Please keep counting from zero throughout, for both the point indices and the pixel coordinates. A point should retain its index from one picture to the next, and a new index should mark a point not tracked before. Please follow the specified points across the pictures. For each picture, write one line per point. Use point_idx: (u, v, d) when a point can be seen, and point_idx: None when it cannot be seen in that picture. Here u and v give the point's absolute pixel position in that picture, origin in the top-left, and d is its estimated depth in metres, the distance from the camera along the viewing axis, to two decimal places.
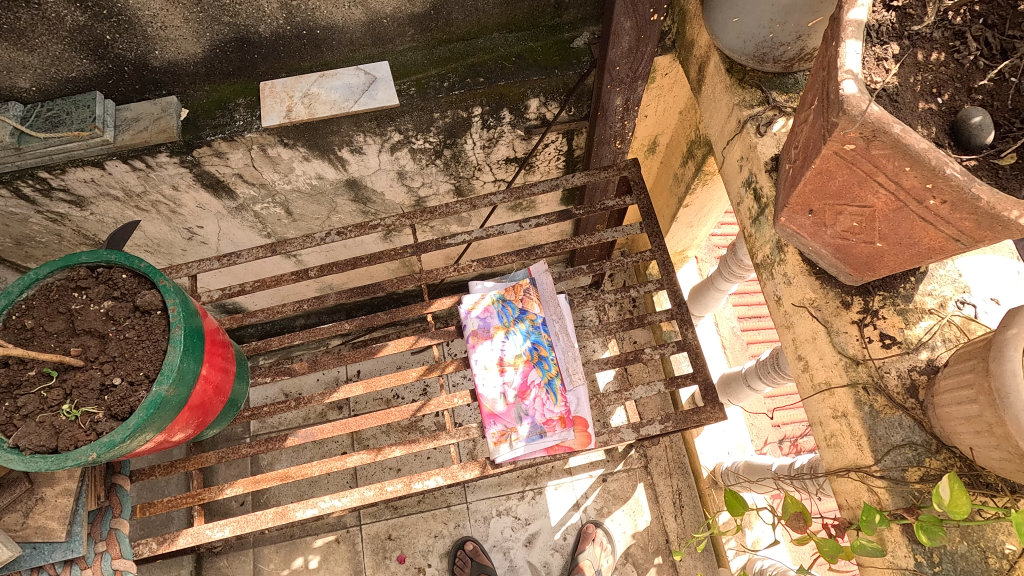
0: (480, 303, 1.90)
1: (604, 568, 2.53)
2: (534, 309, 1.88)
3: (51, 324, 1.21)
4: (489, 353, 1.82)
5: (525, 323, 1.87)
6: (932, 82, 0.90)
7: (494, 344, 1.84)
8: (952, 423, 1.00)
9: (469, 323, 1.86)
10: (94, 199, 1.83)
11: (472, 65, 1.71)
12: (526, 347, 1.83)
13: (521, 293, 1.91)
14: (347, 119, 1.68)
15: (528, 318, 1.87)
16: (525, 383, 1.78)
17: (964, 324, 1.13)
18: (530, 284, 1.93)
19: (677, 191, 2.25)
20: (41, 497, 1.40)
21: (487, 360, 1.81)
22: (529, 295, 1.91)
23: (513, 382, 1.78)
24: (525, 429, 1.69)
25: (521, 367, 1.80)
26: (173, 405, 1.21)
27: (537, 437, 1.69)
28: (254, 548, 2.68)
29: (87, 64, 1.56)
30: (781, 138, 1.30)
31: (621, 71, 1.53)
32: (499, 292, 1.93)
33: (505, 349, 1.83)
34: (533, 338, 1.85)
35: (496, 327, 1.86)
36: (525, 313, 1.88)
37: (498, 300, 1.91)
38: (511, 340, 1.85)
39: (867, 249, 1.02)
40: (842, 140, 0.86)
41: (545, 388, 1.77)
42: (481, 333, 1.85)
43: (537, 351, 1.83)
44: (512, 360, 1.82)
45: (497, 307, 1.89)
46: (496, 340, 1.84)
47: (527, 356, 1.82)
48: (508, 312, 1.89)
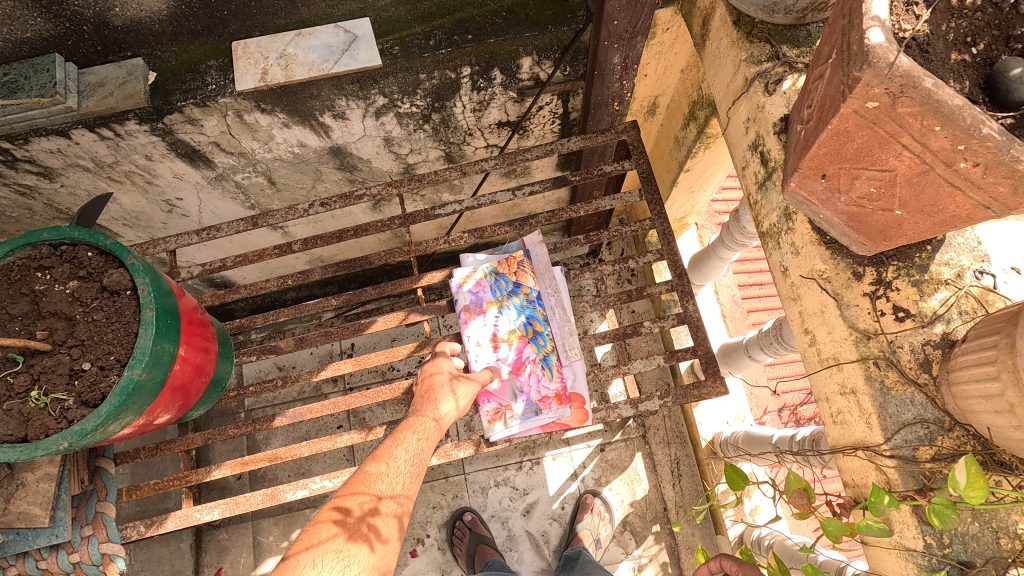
0: (473, 276, 1.81)
1: (603, 536, 2.50)
2: (528, 282, 1.80)
3: (14, 306, 1.14)
4: (482, 329, 1.74)
5: (520, 297, 1.79)
6: (966, 30, 0.81)
7: (487, 319, 1.76)
8: (969, 401, 0.95)
9: (461, 297, 1.79)
10: (63, 170, 1.73)
11: (460, 21, 1.60)
12: (521, 322, 1.76)
13: (515, 266, 1.82)
14: (327, 82, 1.58)
15: (523, 292, 1.79)
16: (520, 360, 1.71)
17: (982, 295, 1.06)
18: (524, 257, 1.84)
19: (678, 155, 2.15)
20: (21, 482, 1.36)
21: (480, 335, 1.74)
22: (523, 267, 1.82)
23: (507, 358, 1.72)
24: (519, 407, 1.67)
25: (516, 343, 1.73)
26: (149, 389, 1.15)
27: (532, 414, 1.67)
28: (253, 521, 2.68)
29: (43, 24, 1.45)
30: (791, 96, 1.21)
31: (619, 26, 1.41)
32: (492, 265, 1.84)
33: (499, 324, 1.75)
34: (527, 312, 1.77)
35: (490, 302, 1.78)
36: (520, 287, 1.80)
37: (491, 273, 1.82)
38: (505, 315, 1.77)
39: (885, 217, 0.94)
40: (864, 97, 0.77)
41: (541, 364, 1.71)
42: (474, 307, 1.77)
43: (532, 325, 1.76)
44: (506, 336, 1.74)
45: (490, 280, 1.81)
46: (489, 314, 1.76)
47: (522, 331, 1.75)
48: (502, 285, 1.80)
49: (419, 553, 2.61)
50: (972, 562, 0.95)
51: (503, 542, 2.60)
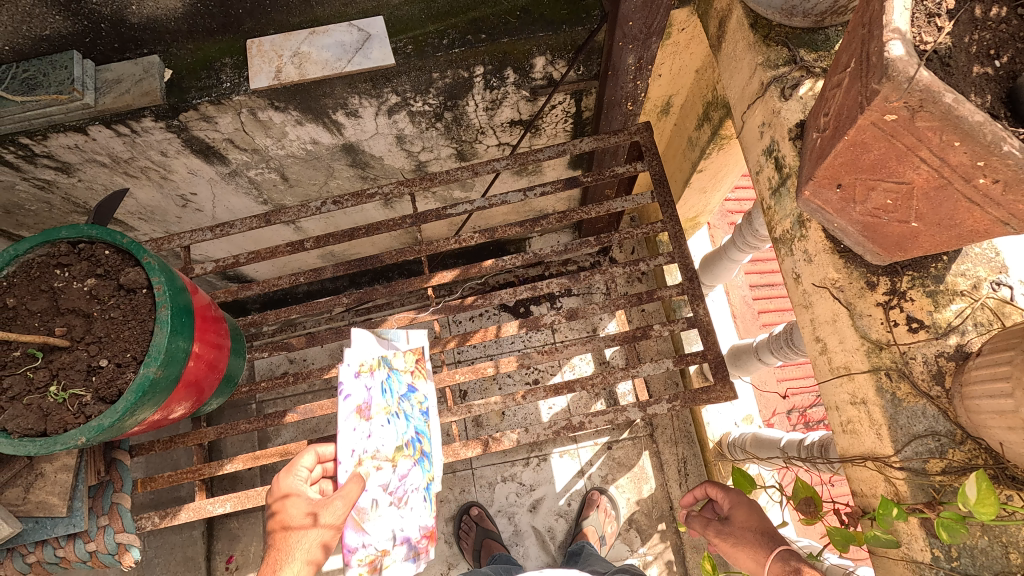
0: (366, 369, 1.59)
1: (608, 533, 2.49)
2: (422, 388, 1.63)
3: (33, 302, 1.16)
4: (361, 442, 1.53)
5: (411, 405, 1.61)
6: (990, 42, 0.80)
7: (375, 432, 1.55)
8: (982, 415, 0.94)
9: (352, 392, 1.55)
10: (80, 165, 1.76)
11: (473, 20, 1.59)
12: (410, 437, 1.59)
13: (417, 363, 1.65)
14: (341, 80, 1.58)
15: (416, 399, 1.62)
16: (400, 487, 1.56)
17: (999, 307, 1.05)
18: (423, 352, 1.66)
19: (691, 155, 2.14)
20: (40, 472, 1.39)
21: (360, 449, 1.53)
22: (421, 365, 1.65)
23: (389, 482, 1.55)
24: (393, 549, 1.55)
25: (400, 462, 1.57)
26: (164, 385, 1.17)
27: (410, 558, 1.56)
28: (263, 511, 2.72)
29: (61, 22, 1.47)
30: (807, 102, 1.19)
31: (634, 27, 1.39)
32: (386, 356, 1.63)
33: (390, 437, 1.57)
34: (415, 427, 1.60)
35: (382, 407, 1.57)
36: (413, 393, 1.62)
37: (387, 368, 1.62)
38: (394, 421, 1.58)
39: (901, 228, 0.93)
40: (882, 110, 0.76)
41: (422, 493, 1.59)
42: (369, 408, 1.56)
43: (423, 458, 1.58)
44: (389, 452, 1.55)
45: (382, 377, 1.61)
46: (376, 424, 1.56)
47: (406, 449, 1.58)
48: (404, 390, 1.62)
49: None
50: None
51: (509, 536, 2.62)
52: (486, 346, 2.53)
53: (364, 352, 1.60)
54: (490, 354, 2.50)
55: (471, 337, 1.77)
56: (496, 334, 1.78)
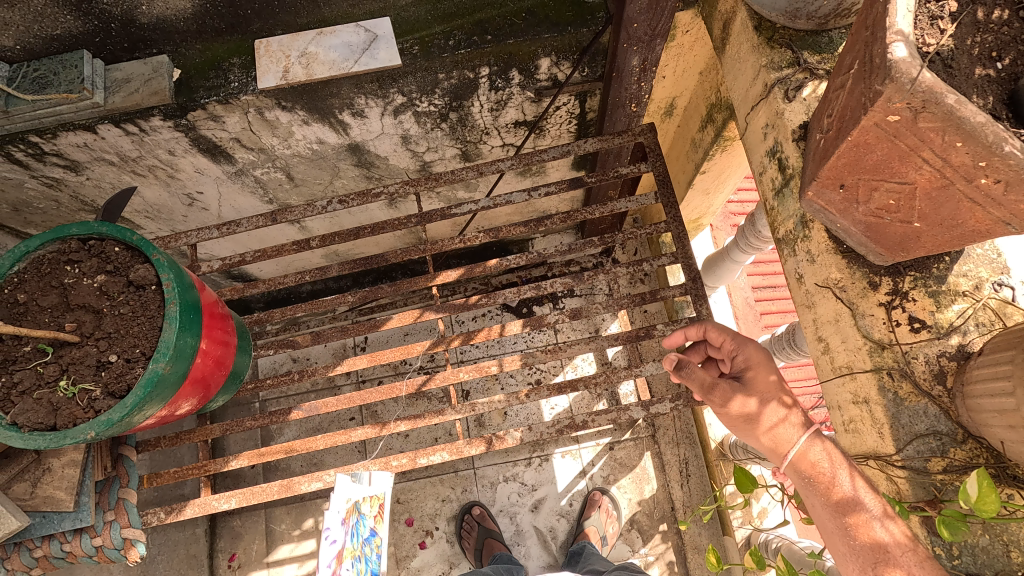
0: (344, 506, 1.52)
1: (610, 534, 2.49)
2: (381, 532, 1.72)
3: (44, 298, 1.18)
4: (329, 551, 1.48)
5: (369, 551, 1.68)
6: (992, 44, 0.81)
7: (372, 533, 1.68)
8: (983, 414, 0.95)
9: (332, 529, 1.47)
10: (89, 163, 1.77)
11: (479, 22, 1.60)
12: (359, 556, 1.62)
13: (379, 508, 1.67)
14: (347, 80, 1.59)
15: (375, 542, 1.71)
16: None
17: (1000, 307, 1.06)
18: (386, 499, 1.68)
19: (694, 157, 2.15)
20: (48, 467, 1.41)
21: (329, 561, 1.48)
22: (379, 512, 1.69)
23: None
24: None
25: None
26: (172, 381, 1.19)
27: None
28: (266, 509, 2.72)
29: (72, 22, 1.48)
30: (811, 104, 1.20)
31: (639, 29, 1.40)
32: (360, 502, 1.58)
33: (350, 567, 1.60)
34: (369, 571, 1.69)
35: (350, 551, 1.54)
36: (373, 536, 1.70)
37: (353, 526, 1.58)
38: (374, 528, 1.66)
39: (903, 228, 0.94)
40: (885, 111, 0.77)
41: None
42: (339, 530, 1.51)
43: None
44: (345, 558, 1.53)
45: (351, 519, 1.56)
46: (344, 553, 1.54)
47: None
48: (366, 535, 1.64)
49: (428, 545, 2.65)
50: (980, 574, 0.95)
51: (511, 536, 2.63)
52: (489, 346, 2.55)
53: (356, 484, 1.57)
54: (493, 354, 2.51)
55: (475, 336, 1.78)
56: (499, 333, 1.79)
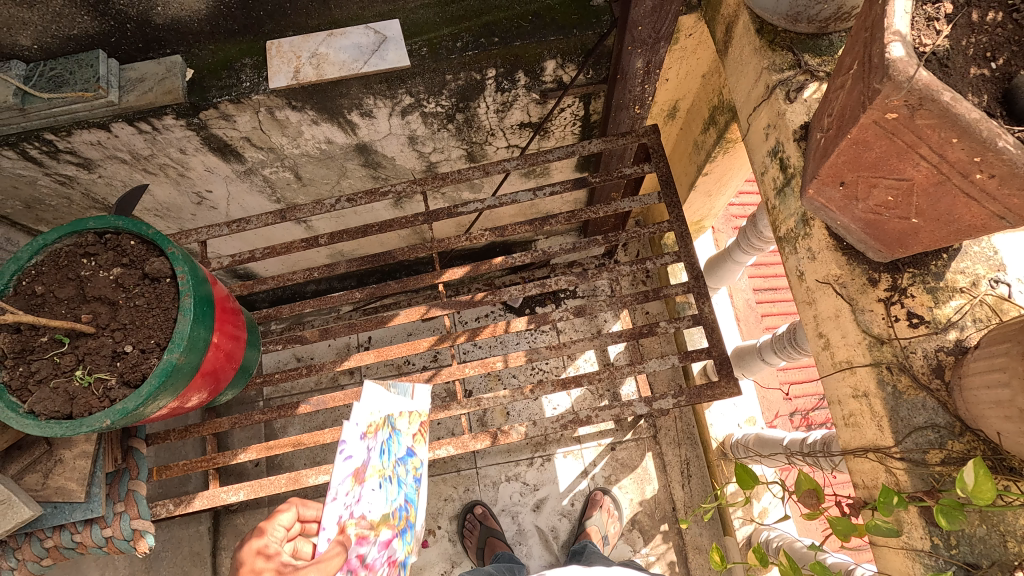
0: (382, 413, 1.33)
1: (611, 534, 2.50)
2: (416, 454, 1.53)
3: (61, 290, 1.21)
4: (359, 504, 1.23)
5: (405, 468, 1.46)
6: (987, 45, 0.84)
7: (352, 499, 1.21)
8: (979, 406, 0.97)
9: (377, 448, 1.30)
10: (101, 161, 1.80)
11: (487, 24, 1.64)
12: (389, 477, 1.37)
13: (413, 423, 1.52)
14: (357, 81, 1.62)
15: (411, 464, 1.50)
16: (382, 561, 1.30)
17: (997, 304, 1.08)
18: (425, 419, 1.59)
19: (697, 158, 2.17)
20: (59, 459, 1.43)
21: (353, 514, 1.21)
22: (417, 428, 1.54)
23: (371, 553, 1.26)
24: None
25: (384, 532, 1.32)
26: (185, 372, 1.22)
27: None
28: (270, 507, 2.72)
29: (88, 22, 1.52)
30: (812, 104, 1.23)
31: (643, 32, 1.44)
32: (392, 414, 1.40)
33: (359, 441, 1.22)
34: (405, 496, 1.45)
35: (376, 468, 1.30)
36: (410, 457, 1.50)
37: (388, 424, 1.37)
38: (362, 446, 1.23)
39: (901, 224, 0.97)
40: (884, 109, 0.80)
41: (394, 567, 1.37)
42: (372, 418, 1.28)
43: (389, 480, 1.37)
44: (371, 471, 1.28)
45: (387, 435, 1.37)
46: (370, 486, 1.27)
47: (392, 518, 1.36)
48: (402, 452, 1.45)
49: (430, 543, 2.66)
50: (979, 564, 0.97)
51: (514, 536, 2.63)
52: (492, 346, 2.58)
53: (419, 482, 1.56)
54: (496, 353, 2.54)
55: (480, 333, 1.81)
56: (504, 330, 1.81)
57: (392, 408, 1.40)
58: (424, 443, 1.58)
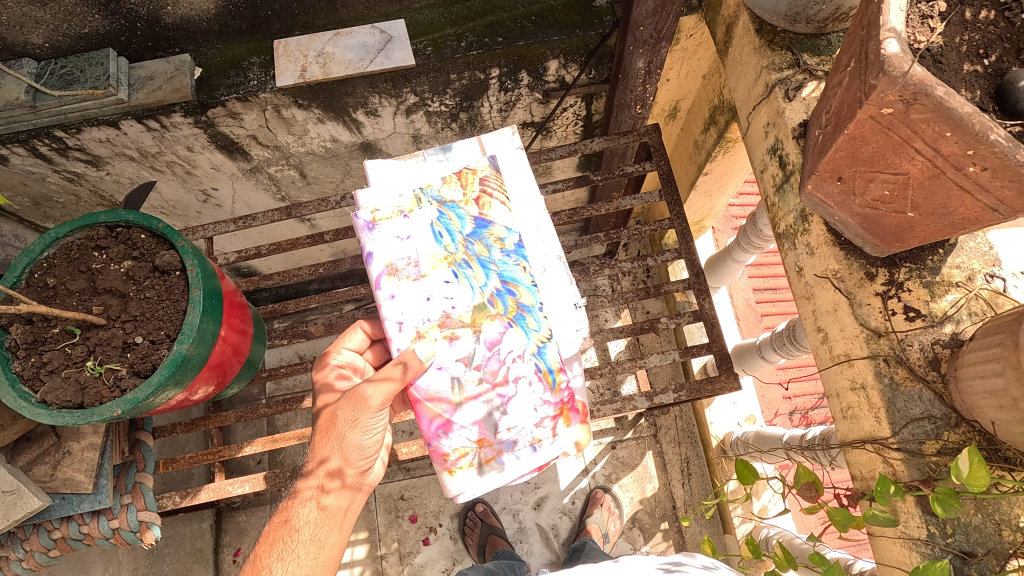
0: (410, 194, 1.39)
1: (612, 532, 2.51)
2: (495, 222, 1.41)
3: (73, 282, 1.27)
4: (423, 308, 1.30)
5: (484, 245, 1.38)
6: (979, 43, 0.87)
7: (398, 298, 1.30)
8: (974, 396, 0.99)
9: (420, 234, 1.35)
10: (109, 158, 1.83)
11: (491, 24, 1.66)
12: (464, 263, 1.35)
13: (471, 184, 1.42)
14: (362, 79, 1.64)
15: (490, 236, 1.39)
16: (495, 357, 1.29)
17: (992, 297, 1.10)
18: (491, 172, 1.44)
19: (697, 158, 2.20)
20: (67, 450, 1.44)
21: (420, 318, 1.29)
22: (483, 190, 1.42)
23: (473, 352, 1.28)
24: None
25: (486, 326, 1.30)
26: (194, 364, 1.27)
27: (529, 447, 1.26)
28: (271, 505, 2.70)
29: (100, 21, 1.55)
30: (810, 103, 1.25)
31: (644, 32, 1.46)
32: (438, 192, 1.40)
33: (390, 242, 1.34)
34: (498, 274, 1.36)
35: (417, 208, 1.37)
36: (484, 229, 1.39)
37: (433, 201, 1.39)
38: (396, 248, 1.33)
39: (898, 219, 0.99)
40: (880, 104, 0.82)
41: (528, 361, 1.30)
42: (381, 215, 1.36)
43: (466, 266, 1.34)
44: (431, 264, 1.33)
45: (437, 214, 1.38)
46: (434, 282, 1.31)
47: (488, 307, 1.32)
48: (467, 225, 1.38)
49: (431, 541, 2.67)
50: (974, 552, 0.99)
51: (514, 534, 2.65)
52: None
53: (548, 244, 1.43)
54: None
55: None
56: None
57: (429, 183, 1.42)
58: (506, 212, 1.42)
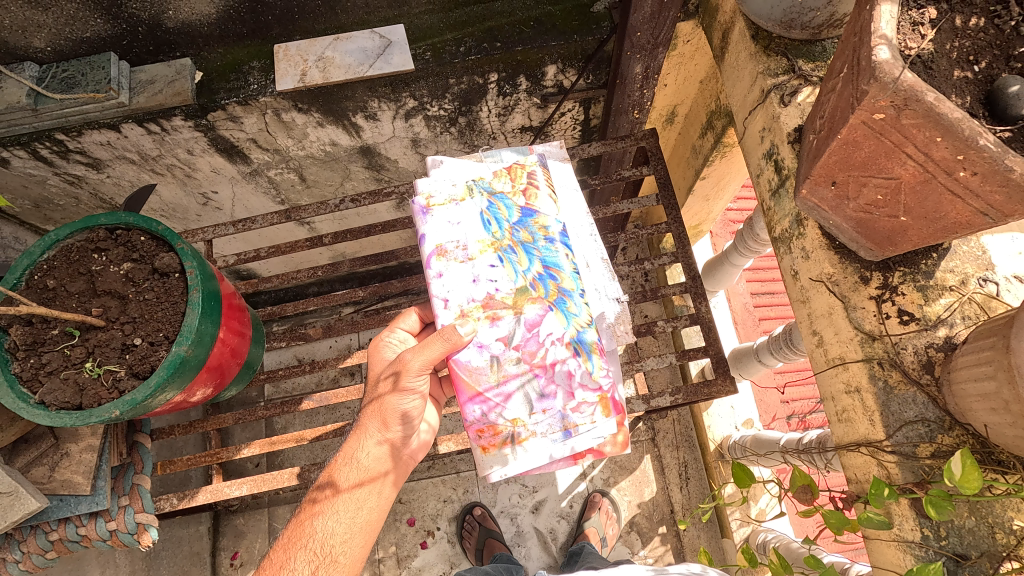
0: (462, 184, 1.42)
1: (610, 535, 2.52)
2: (542, 212, 1.43)
3: (72, 284, 1.28)
4: (468, 289, 1.31)
5: (529, 233, 1.39)
6: (969, 49, 0.88)
7: (445, 277, 1.32)
8: (967, 400, 0.99)
9: (468, 219, 1.37)
10: (110, 161, 1.84)
11: (489, 29, 1.68)
12: (509, 248, 1.36)
13: (520, 177, 1.45)
14: (362, 84, 1.66)
15: (535, 225, 1.41)
16: (534, 338, 1.29)
17: (985, 301, 1.11)
18: (539, 167, 1.48)
19: (694, 163, 2.21)
20: (66, 452, 1.45)
21: (465, 298, 1.30)
22: (530, 182, 1.45)
23: (513, 332, 1.29)
24: None
25: (528, 308, 1.30)
26: (193, 365, 1.28)
27: (564, 431, 1.26)
28: (269, 508, 2.70)
29: (101, 24, 1.56)
30: (805, 108, 1.27)
31: (642, 37, 1.48)
32: (484, 182, 1.44)
33: (441, 223, 1.36)
34: (541, 260, 1.37)
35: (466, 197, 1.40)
36: (530, 218, 1.41)
37: (483, 191, 1.42)
38: (447, 229, 1.36)
39: (891, 223, 1.00)
40: (871, 109, 0.84)
41: (566, 344, 1.29)
42: (435, 200, 1.40)
43: (511, 251, 1.36)
44: (478, 248, 1.34)
45: (486, 202, 1.40)
46: (481, 264, 1.33)
47: (531, 291, 1.32)
48: (513, 214, 1.41)
49: (428, 545, 2.67)
50: (967, 554, 1.00)
51: (512, 537, 2.65)
52: None
53: (593, 244, 1.51)
54: None
55: None
56: None
57: (478, 175, 1.45)
58: (552, 204, 1.45)
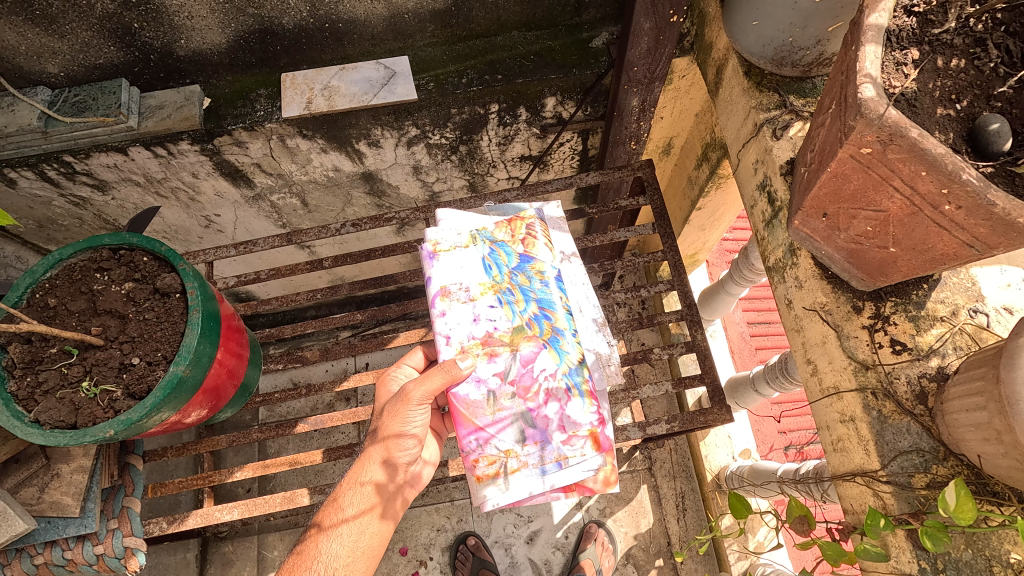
0: (466, 232, 1.46)
1: (605, 568, 2.48)
2: (539, 258, 1.44)
3: (73, 303, 1.30)
4: (469, 327, 1.33)
5: (526, 277, 1.41)
6: (951, 89, 0.92)
7: (448, 317, 1.34)
8: (961, 430, 1.00)
9: (472, 264, 1.40)
10: (115, 183, 1.87)
11: (491, 62, 1.73)
12: (508, 291, 1.38)
13: (519, 229, 1.47)
14: (366, 112, 1.69)
15: (533, 270, 1.42)
16: (528, 374, 1.29)
17: (976, 332, 1.12)
18: (537, 220, 1.50)
19: (690, 193, 2.26)
20: (56, 473, 1.43)
21: (465, 335, 1.32)
22: (529, 233, 1.47)
23: (509, 368, 1.30)
24: None
25: (523, 345, 1.31)
26: (189, 386, 1.28)
27: (553, 464, 1.25)
28: (259, 535, 2.64)
29: (114, 52, 1.61)
30: (797, 141, 1.30)
31: (638, 72, 1.54)
32: (487, 230, 1.47)
33: (446, 267, 1.39)
34: (537, 301, 1.38)
35: (470, 242, 1.43)
36: (527, 263, 1.43)
37: (486, 239, 1.45)
38: (451, 271, 1.39)
39: (881, 254, 1.02)
40: (858, 144, 0.87)
41: (560, 380, 1.29)
42: (441, 246, 1.43)
43: (510, 293, 1.37)
44: (479, 290, 1.36)
45: (487, 249, 1.43)
46: (481, 305, 1.35)
47: (527, 330, 1.34)
48: (513, 258, 1.43)
49: None
50: None
51: (506, 569, 2.59)
52: None
53: (586, 291, 1.53)
54: None
55: None
56: None
57: (481, 224, 1.48)
58: (549, 251, 1.47)
